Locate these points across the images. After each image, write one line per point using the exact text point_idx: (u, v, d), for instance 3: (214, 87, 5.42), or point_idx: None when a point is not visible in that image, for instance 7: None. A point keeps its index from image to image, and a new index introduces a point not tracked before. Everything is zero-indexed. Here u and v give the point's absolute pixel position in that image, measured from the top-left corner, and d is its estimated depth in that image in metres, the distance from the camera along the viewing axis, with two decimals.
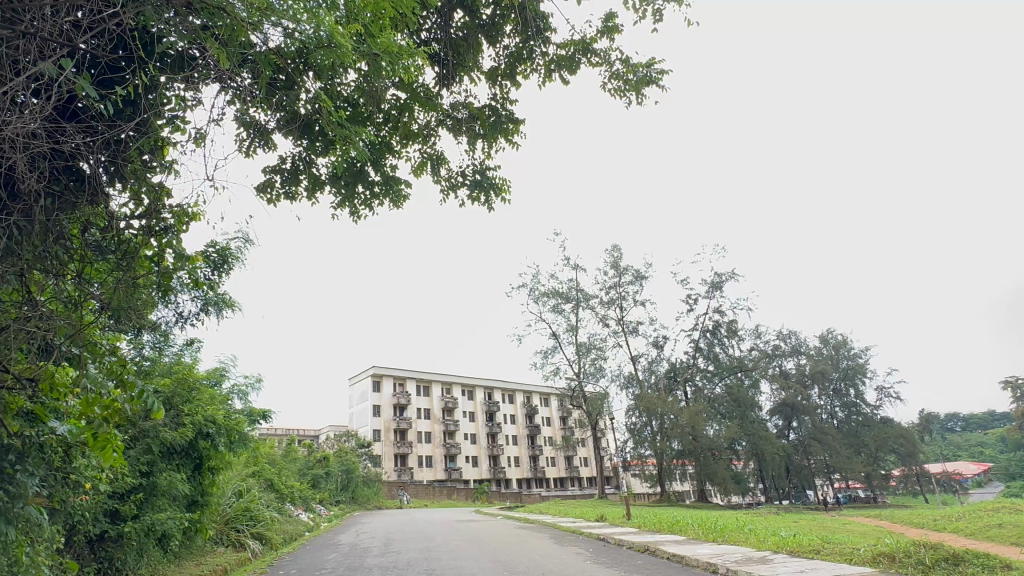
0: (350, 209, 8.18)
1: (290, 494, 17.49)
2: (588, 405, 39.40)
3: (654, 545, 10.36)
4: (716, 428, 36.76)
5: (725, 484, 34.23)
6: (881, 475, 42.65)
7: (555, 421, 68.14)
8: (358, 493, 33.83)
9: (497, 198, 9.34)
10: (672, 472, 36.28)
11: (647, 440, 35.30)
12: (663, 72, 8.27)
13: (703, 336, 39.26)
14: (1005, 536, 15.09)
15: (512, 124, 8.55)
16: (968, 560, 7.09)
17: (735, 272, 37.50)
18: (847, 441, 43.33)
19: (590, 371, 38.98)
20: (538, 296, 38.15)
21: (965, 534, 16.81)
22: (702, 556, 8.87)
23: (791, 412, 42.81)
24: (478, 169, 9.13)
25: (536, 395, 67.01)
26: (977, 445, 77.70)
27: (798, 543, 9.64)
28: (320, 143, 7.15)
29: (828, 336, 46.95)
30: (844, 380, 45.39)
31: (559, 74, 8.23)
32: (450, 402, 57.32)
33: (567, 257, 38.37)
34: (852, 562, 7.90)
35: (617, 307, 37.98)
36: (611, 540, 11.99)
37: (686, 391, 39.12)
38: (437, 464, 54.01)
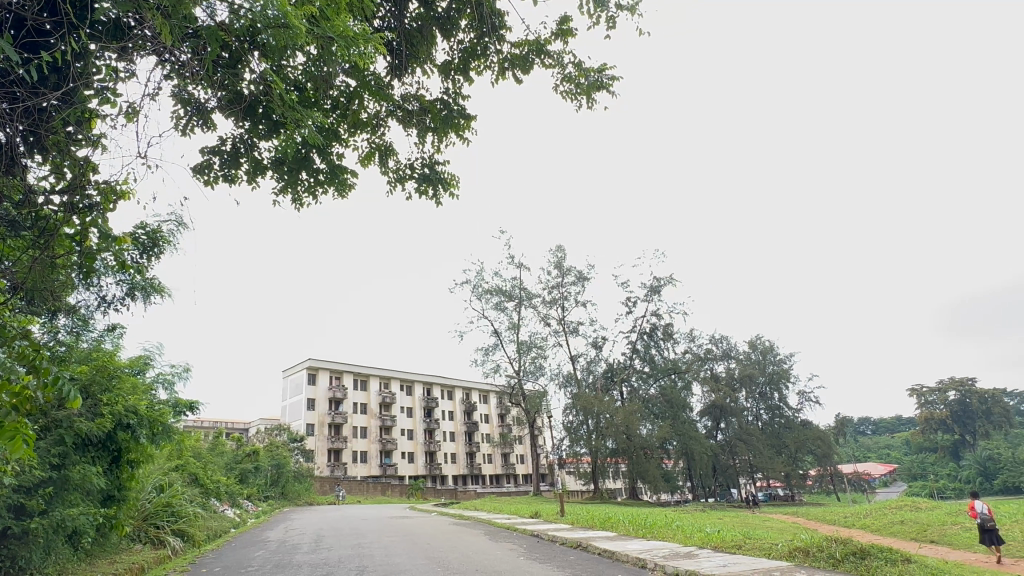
0: (292, 196, 7.93)
1: (217, 489, 16.81)
2: (526, 402, 39.77)
3: (586, 541, 10.56)
4: (649, 427, 37.76)
5: (655, 483, 35.32)
6: (799, 474, 45.08)
7: (494, 418, 68.33)
8: (288, 488, 32.84)
9: (445, 192, 9.27)
10: (606, 470, 37.11)
11: (582, 438, 36.02)
12: (613, 78, 8.44)
13: (640, 338, 40.36)
14: (906, 531, 16.26)
15: (463, 120, 8.51)
16: (874, 554, 7.57)
17: (673, 277, 38.74)
18: (770, 442, 45.59)
19: (530, 369, 39.29)
20: (481, 293, 38.12)
21: (872, 530, 17.99)
22: (631, 551, 9.09)
23: (720, 413, 44.57)
24: (427, 163, 9.05)
25: (475, 391, 67.01)
26: (885, 447, 83.39)
27: (722, 539, 10.04)
28: (263, 126, 6.88)
29: (756, 342, 49.17)
30: (769, 384, 47.60)
31: (512, 73, 8.26)
32: (388, 397, 56.49)
33: (512, 255, 38.47)
34: (771, 557, 8.29)
35: (558, 307, 38.49)
36: (543, 537, 12.15)
37: (622, 391, 40.05)
38: (372, 460, 53.15)
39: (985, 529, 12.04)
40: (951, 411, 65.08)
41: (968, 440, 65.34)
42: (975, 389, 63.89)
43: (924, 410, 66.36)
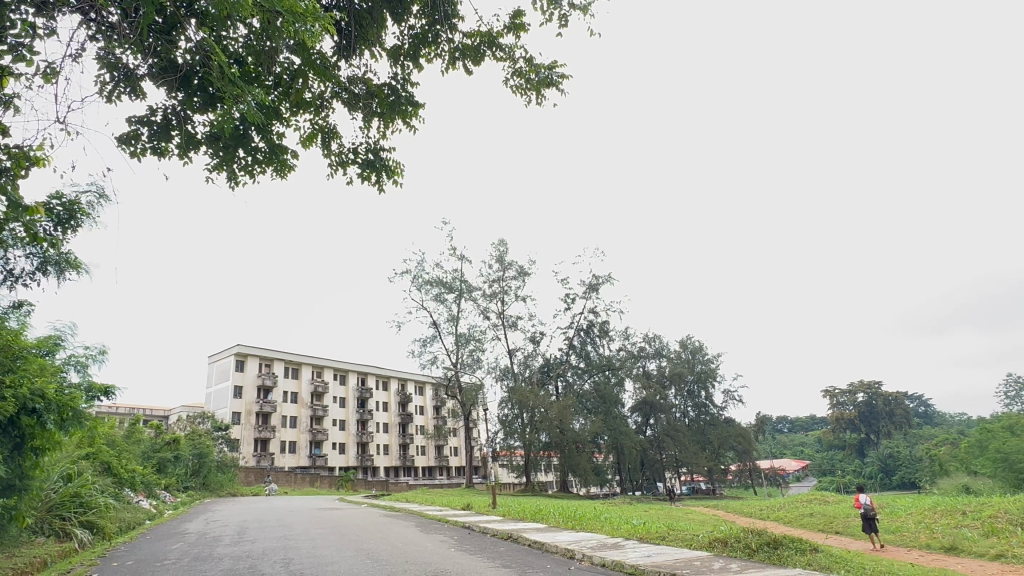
0: (227, 173, 7.58)
1: (132, 479, 15.94)
2: (462, 395, 39.77)
3: (517, 533, 10.67)
4: (582, 422, 38.45)
5: (586, 475, 36.15)
6: (720, 469, 47.19)
7: (428, 410, 67.83)
8: (210, 479, 31.49)
9: (388, 179, 9.11)
10: (539, 463, 37.68)
11: (517, 431, 36.40)
12: (563, 76, 8.53)
13: (577, 334, 41.20)
14: (815, 523, 17.38)
15: (411, 107, 8.38)
16: (785, 544, 8.05)
17: (611, 276, 39.67)
18: (695, 438, 47.48)
19: (467, 361, 39.26)
20: (421, 283, 37.73)
21: (784, 522, 19.16)
22: (561, 542, 9.28)
23: (649, 409, 45.98)
24: (371, 148, 8.86)
25: (411, 382, 66.27)
26: (799, 444, 88.50)
27: (647, 531, 10.43)
28: (198, 99, 6.52)
29: (687, 341, 51.00)
30: (697, 383, 49.46)
31: (463, 63, 8.19)
32: (320, 386, 55.05)
33: (454, 246, 38.19)
34: (692, 547, 8.69)
35: (498, 300, 38.61)
36: (475, 529, 12.19)
37: (557, 386, 40.74)
38: (301, 450, 51.75)
39: (869, 519, 13.01)
40: (859, 412, 69.81)
41: (872, 439, 70.32)
42: (881, 392, 68.66)
43: (835, 410, 70.85)
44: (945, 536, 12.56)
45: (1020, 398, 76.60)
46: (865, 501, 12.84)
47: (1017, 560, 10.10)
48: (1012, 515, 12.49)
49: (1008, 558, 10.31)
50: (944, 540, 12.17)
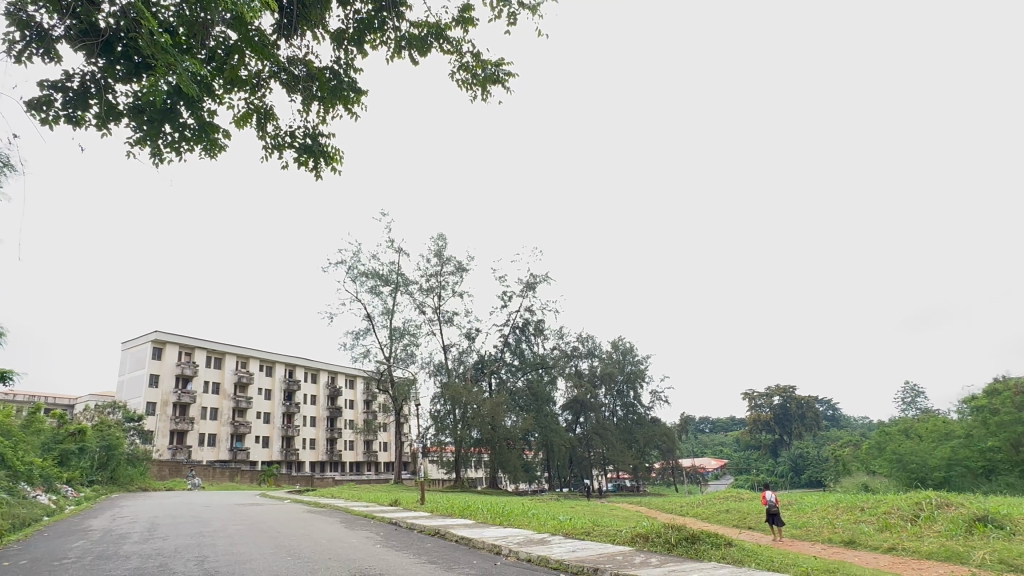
0: (151, 149, 7.15)
1: (28, 472, 14.73)
2: (394, 389, 39.24)
3: (445, 529, 10.63)
4: (514, 419, 38.72)
5: (515, 472, 36.47)
6: (645, 467, 48.67)
7: (359, 404, 66.45)
8: (118, 473, 29.59)
9: (326, 166, 8.85)
10: (468, 460, 37.70)
11: (448, 427, 36.22)
12: (509, 74, 8.57)
13: (513, 332, 41.50)
14: (730, 519, 18.29)
15: (353, 93, 8.17)
16: (702, 539, 8.41)
17: (549, 275, 40.19)
18: (622, 437, 48.79)
19: (401, 356, 38.75)
20: (356, 275, 36.89)
21: (702, 517, 20.06)
22: (488, 538, 9.31)
23: (580, 408, 46.89)
24: (310, 133, 8.59)
25: (341, 375, 64.67)
26: (719, 444, 92.76)
27: (573, 526, 10.66)
28: (120, 68, 6.08)
29: (618, 343, 52.34)
30: (626, 383, 50.85)
31: (408, 53, 8.06)
32: (244, 377, 52.81)
33: (391, 239, 37.65)
34: (615, 543, 8.93)
35: (435, 296, 38.33)
36: (402, 525, 12.02)
37: (490, 382, 40.81)
38: (221, 443, 49.58)
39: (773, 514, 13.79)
40: (774, 414, 73.77)
41: (785, 440, 74.56)
42: (794, 396, 72.84)
43: (753, 412, 74.59)
44: (845, 531, 13.47)
45: (915, 404, 83.21)
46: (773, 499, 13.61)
47: (907, 552, 10.97)
48: (904, 511, 13.57)
49: (898, 550, 11.19)
50: (844, 535, 13.06)
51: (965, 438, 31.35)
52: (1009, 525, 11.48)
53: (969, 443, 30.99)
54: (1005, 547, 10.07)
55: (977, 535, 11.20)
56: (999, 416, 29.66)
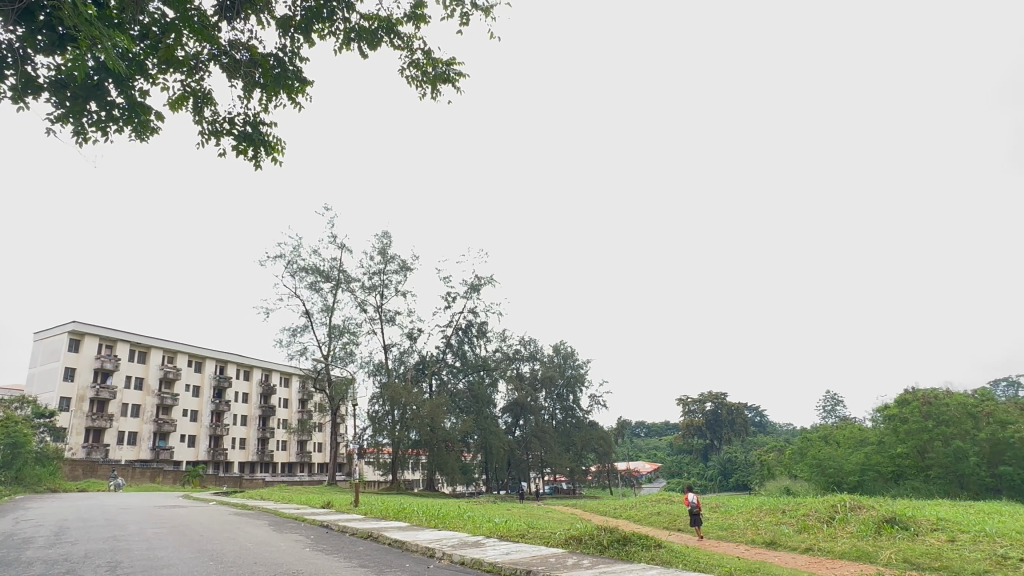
0: (74, 127, 6.70)
1: None
2: (331, 388, 38.33)
3: (377, 532, 10.44)
4: (453, 421, 38.48)
5: (452, 474, 36.26)
6: (581, 470, 49.36)
7: (293, 403, 64.49)
8: (25, 472, 27.52)
9: (267, 156, 8.55)
10: (406, 461, 37.17)
11: (386, 428, 35.61)
12: (459, 74, 8.54)
13: (455, 333, 41.36)
14: (661, 521, 18.84)
15: (298, 83, 7.94)
16: (633, 540, 8.62)
17: (493, 278, 40.30)
18: (560, 440, 49.36)
19: (340, 355, 37.87)
20: (295, 270, 35.83)
21: (634, 520, 20.54)
22: (421, 541, 9.20)
23: (520, 411, 47.13)
24: (250, 121, 8.28)
25: (276, 373, 62.55)
26: (653, 448, 95.33)
27: (507, 528, 10.68)
28: (41, 38, 5.68)
29: (560, 347, 52.95)
30: (566, 387, 51.50)
31: (358, 45, 7.90)
32: (171, 372, 50.23)
33: (334, 235, 36.99)
34: (549, 544, 9.01)
35: (377, 294, 37.71)
36: (333, 528, 11.73)
37: (431, 384, 40.42)
38: (142, 442, 46.99)
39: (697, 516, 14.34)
40: (706, 420, 76.41)
41: (715, 445, 77.43)
42: (725, 403, 75.74)
43: (686, 418, 77.07)
44: (767, 533, 14.09)
45: (834, 412, 87.98)
46: (697, 500, 14.17)
47: (823, 552, 11.58)
48: (820, 513, 14.33)
49: (815, 550, 11.81)
50: (766, 536, 13.66)
51: (878, 445, 33.41)
52: (913, 526, 12.34)
53: (881, 450, 33.09)
54: (909, 547, 10.79)
55: (885, 536, 11.95)
56: (908, 424, 31.81)
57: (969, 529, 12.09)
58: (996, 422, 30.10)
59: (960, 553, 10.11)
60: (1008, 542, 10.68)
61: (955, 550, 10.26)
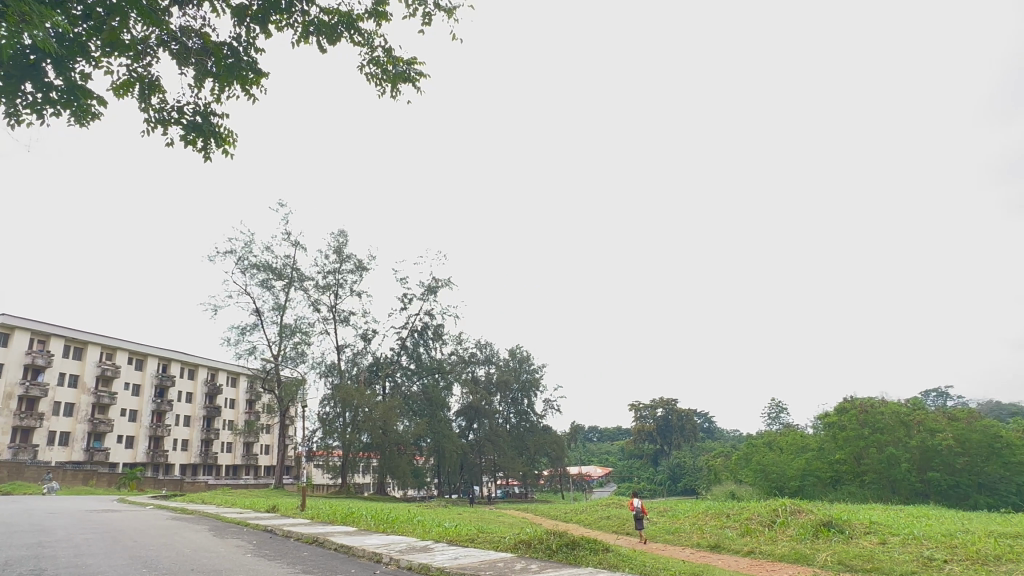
0: (6, 109, 6.32)
1: None
2: (281, 389, 37.37)
3: (323, 536, 10.23)
4: (406, 424, 38.05)
5: (404, 478, 35.80)
6: (534, 474, 49.51)
7: (240, 403, 62.57)
8: None
9: (217, 148, 8.30)
10: (356, 464, 36.49)
11: (336, 430, 35.00)
12: (421, 74, 8.48)
13: (411, 335, 40.97)
14: (610, 525, 19.09)
15: (252, 74, 7.72)
16: (582, 544, 8.69)
17: (451, 281, 40.14)
18: (513, 444, 49.43)
19: (290, 355, 36.94)
20: (246, 267, 34.81)
21: (584, 524, 20.72)
22: (369, 546, 9.05)
23: (474, 414, 47.01)
24: (200, 111, 8.01)
25: (223, 372, 60.55)
26: (605, 453, 96.59)
27: (457, 533, 10.59)
28: None
29: (516, 351, 53.07)
30: (521, 391, 51.63)
31: (317, 39, 7.75)
32: (110, 370, 47.90)
33: (288, 232, 36.17)
34: (499, 549, 9.00)
35: (331, 294, 36.96)
36: (277, 532, 11.41)
37: (384, 386, 39.85)
38: (75, 443, 44.64)
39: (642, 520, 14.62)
40: (657, 425, 77.90)
41: (665, 450, 79.05)
42: (676, 409, 77.47)
43: (638, 423, 78.45)
44: (712, 536, 14.47)
45: (778, 419, 91.03)
46: (641, 504, 14.48)
47: (763, 555, 11.97)
48: (762, 517, 14.80)
49: (756, 553, 12.19)
50: (711, 540, 14.00)
51: (818, 451, 34.76)
52: (848, 529, 12.88)
53: (821, 455, 34.44)
54: (844, 549, 11.25)
55: (822, 539, 12.43)
56: (847, 432, 33.13)
57: (898, 532, 12.71)
58: (926, 430, 31.86)
59: (890, 554, 10.61)
60: (933, 543, 11.27)
61: (885, 552, 10.76)
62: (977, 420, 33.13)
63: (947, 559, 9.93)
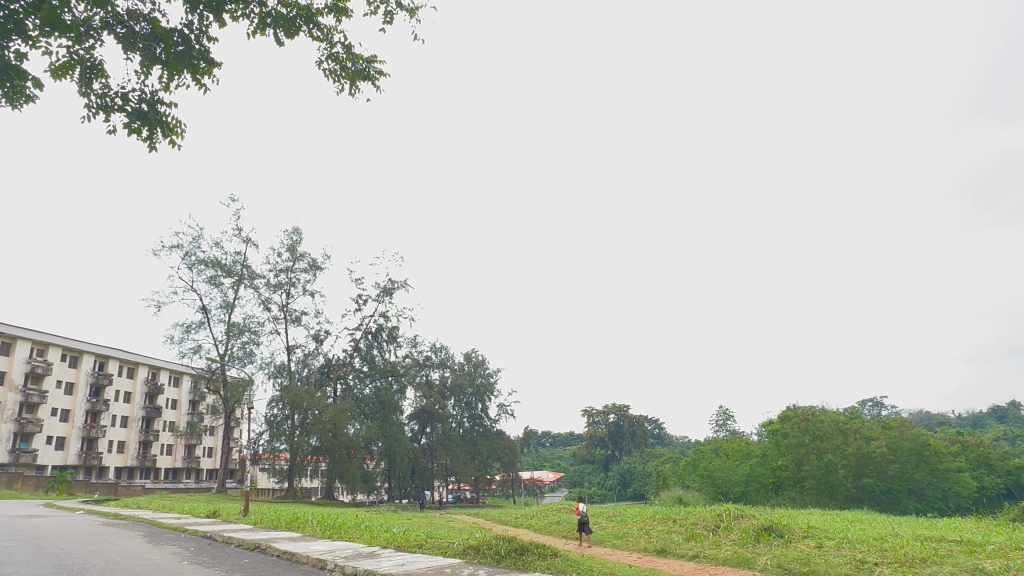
0: None
1: None
2: (226, 390, 36.16)
3: (265, 542, 9.93)
4: (357, 427, 37.40)
5: (353, 482, 35.14)
6: (486, 479, 49.38)
7: (183, 404, 60.19)
8: None
9: (164, 137, 8.00)
10: (304, 468, 35.59)
11: (284, 433, 34.14)
12: (380, 73, 8.40)
13: (364, 337, 40.32)
14: (560, 530, 19.19)
15: (204, 63, 7.47)
16: (530, 550, 8.70)
17: (407, 283, 39.75)
18: (466, 448, 49.18)
19: (238, 355, 35.78)
20: (194, 263, 33.58)
21: (534, 529, 20.72)
22: (313, 552, 8.84)
23: (427, 418, 46.60)
24: (146, 98, 7.69)
25: (165, 371, 58.16)
26: (557, 458, 97.26)
27: (405, 539, 10.44)
28: None
29: (471, 355, 52.91)
30: (475, 395, 51.43)
31: (274, 32, 7.57)
32: (41, 367, 45.28)
33: (239, 228, 35.10)
34: (447, 554, 8.93)
35: (283, 292, 36.03)
36: (217, 539, 11.00)
37: (335, 388, 39.04)
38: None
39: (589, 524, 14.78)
40: (609, 431, 78.90)
41: (616, 455, 80.10)
42: (627, 415, 78.71)
43: (590, 428, 79.31)
44: (658, 540, 14.71)
45: (725, 426, 93.60)
46: (586, 509, 14.62)
47: (707, 559, 12.27)
48: (708, 522, 15.16)
49: (700, 558, 12.48)
50: (658, 544, 14.22)
51: (762, 457, 35.92)
52: (787, 534, 13.32)
53: (764, 462, 35.58)
54: (783, 553, 11.63)
55: (762, 543, 12.81)
56: (789, 439, 34.31)
57: (834, 536, 13.23)
58: (861, 438, 33.37)
59: (826, 557, 11.02)
60: (866, 547, 11.77)
61: (822, 555, 11.17)
62: (908, 429, 34.90)
63: (878, 562, 10.39)
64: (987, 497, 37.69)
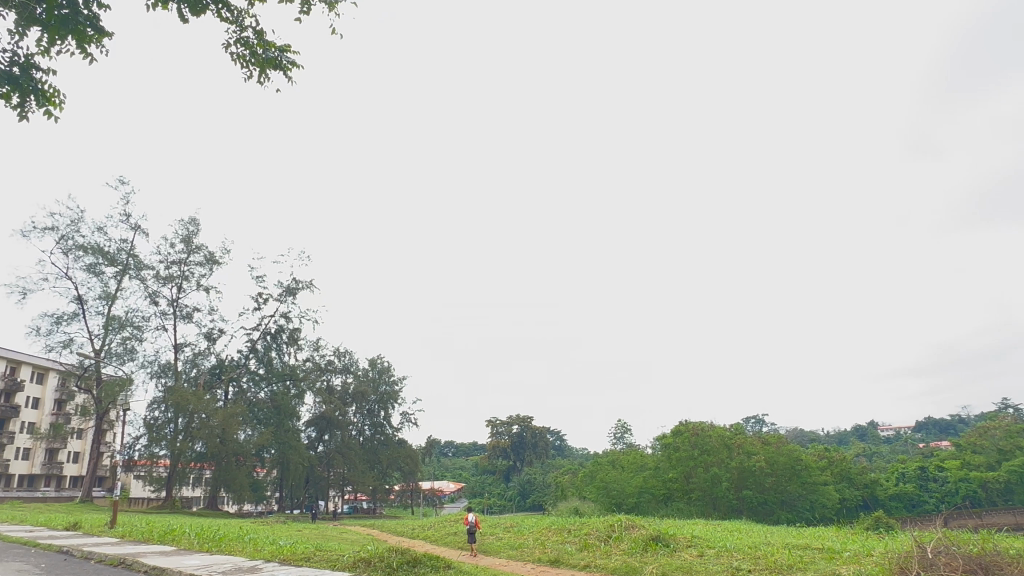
0: None
1: None
2: (101, 389, 32.97)
3: (132, 558, 9.08)
4: (248, 433, 35.28)
5: (240, 492, 33.00)
6: (384, 489, 48.10)
7: (46, 403, 54.28)
8: None
9: (40, 105, 7.26)
10: (186, 476, 33.04)
11: (165, 438, 31.55)
12: (293, 63, 8.08)
13: (262, 337, 38.28)
14: (456, 541, 19.04)
15: (93, 31, 6.87)
16: (423, 562, 8.58)
17: (313, 284, 38.27)
18: (364, 457, 47.71)
19: (116, 351, 32.76)
20: (71, 248, 30.55)
21: (430, 540, 20.38)
22: (186, 567, 8.17)
23: (326, 425, 44.74)
24: (21, 61, 6.95)
25: (27, 366, 52.21)
26: (459, 468, 96.84)
27: (291, 551, 9.94)
28: None
29: (376, 361, 51.59)
30: (378, 403, 50.10)
31: (178, 6, 7.10)
32: None
33: (128, 213, 32.42)
34: (335, 568, 8.57)
35: (174, 286, 33.51)
36: (74, 555, 9.91)
37: (226, 391, 36.67)
38: None
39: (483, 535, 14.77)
40: (511, 442, 79.68)
41: (518, 466, 80.63)
42: (530, 426, 79.90)
43: (493, 439, 79.71)
44: (552, 551, 14.93)
45: (622, 439, 97.13)
46: (474, 519, 14.57)
47: (598, 569, 12.61)
48: (600, 532, 15.60)
49: (592, 567, 12.79)
50: (551, 555, 14.44)
51: (654, 469, 38.08)
52: (673, 543, 13.97)
53: (656, 474, 37.71)
54: (668, 562, 12.18)
55: (650, 553, 13.35)
56: (679, 452, 36.21)
57: (714, 545, 14.01)
58: (743, 452, 35.71)
59: (706, 565, 11.66)
60: (742, 555, 12.55)
61: (702, 563, 11.79)
62: (784, 445, 37.77)
63: (752, 569, 11.08)
64: (847, 507, 41.64)
